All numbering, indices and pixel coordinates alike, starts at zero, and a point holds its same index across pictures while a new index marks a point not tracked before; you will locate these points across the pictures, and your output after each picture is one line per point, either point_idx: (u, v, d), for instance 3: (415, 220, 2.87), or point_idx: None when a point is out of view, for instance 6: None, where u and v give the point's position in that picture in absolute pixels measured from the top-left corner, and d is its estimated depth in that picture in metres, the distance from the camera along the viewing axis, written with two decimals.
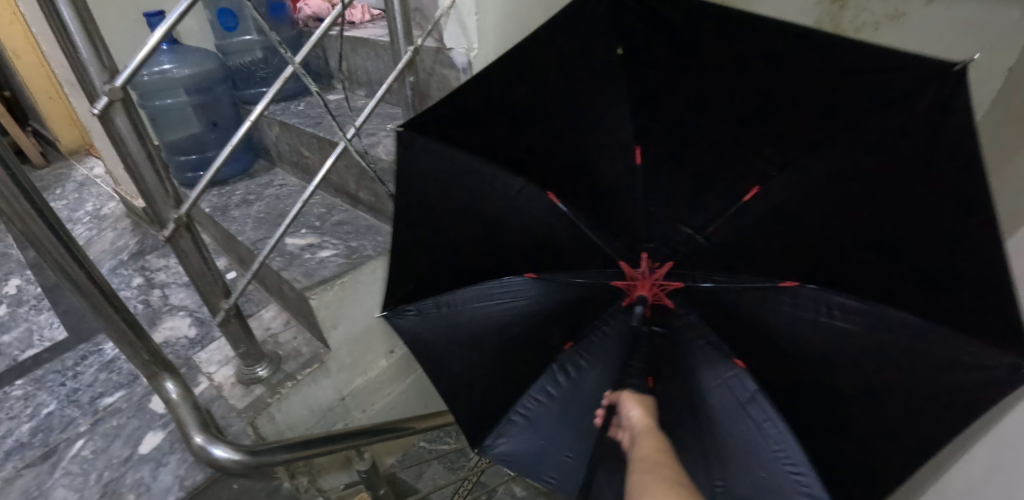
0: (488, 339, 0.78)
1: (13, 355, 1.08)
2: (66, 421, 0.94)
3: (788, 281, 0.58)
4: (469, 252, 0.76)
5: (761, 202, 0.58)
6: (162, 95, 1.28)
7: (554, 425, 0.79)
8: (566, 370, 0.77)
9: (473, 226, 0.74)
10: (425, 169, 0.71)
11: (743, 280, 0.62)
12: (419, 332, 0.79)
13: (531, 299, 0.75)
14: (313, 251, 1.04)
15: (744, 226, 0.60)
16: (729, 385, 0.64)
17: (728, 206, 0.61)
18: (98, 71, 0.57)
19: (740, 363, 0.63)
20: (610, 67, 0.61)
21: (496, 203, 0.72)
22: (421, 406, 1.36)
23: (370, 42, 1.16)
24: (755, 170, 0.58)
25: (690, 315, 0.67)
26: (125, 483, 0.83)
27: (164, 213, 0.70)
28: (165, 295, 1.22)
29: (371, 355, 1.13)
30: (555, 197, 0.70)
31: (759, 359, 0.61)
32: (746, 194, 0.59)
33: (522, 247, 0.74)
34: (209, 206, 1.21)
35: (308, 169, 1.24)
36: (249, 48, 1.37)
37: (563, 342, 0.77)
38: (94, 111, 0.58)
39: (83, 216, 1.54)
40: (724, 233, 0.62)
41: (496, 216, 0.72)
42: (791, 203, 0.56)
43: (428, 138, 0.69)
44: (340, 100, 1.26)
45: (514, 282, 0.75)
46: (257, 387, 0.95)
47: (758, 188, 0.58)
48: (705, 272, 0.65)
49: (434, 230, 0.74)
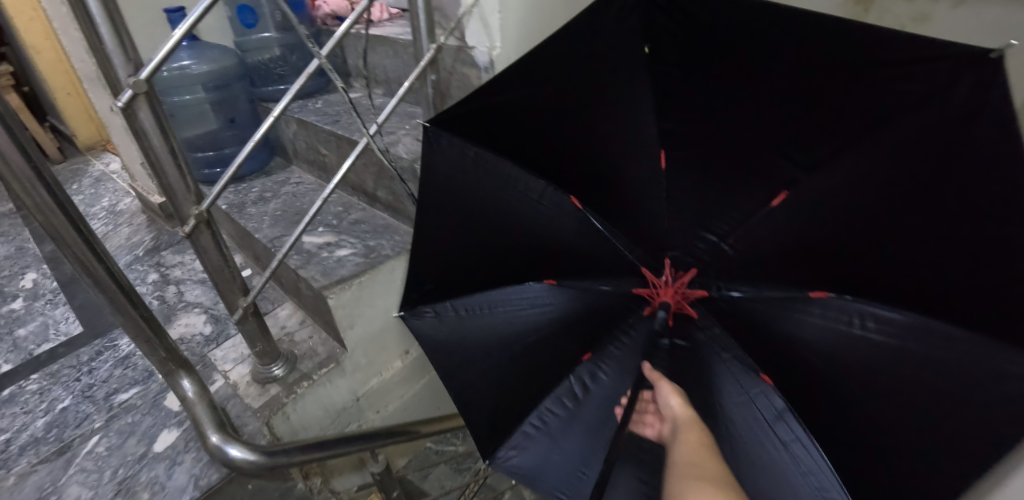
0: (504, 344, 0.75)
1: (29, 349, 1.08)
2: (81, 417, 0.93)
3: (817, 291, 0.54)
4: (493, 254, 0.74)
5: (790, 208, 0.53)
6: (179, 92, 1.28)
7: (570, 438, 0.72)
8: (583, 381, 0.71)
9: (497, 226, 0.72)
10: (451, 168, 0.71)
11: (770, 290, 0.57)
12: (435, 334, 0.78)
13: (546, 304, 0.73)
14: (331, 250, 1.04)
15: (769, 231, 0.55)
16: (755, 402, 0.58)
17: (753, 211, 0.56)
18: (123, 64, 0.56)
19: (768, 380, 0.57)
20: (635, 64, 0.59)
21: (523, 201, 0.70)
22: (434, 408, 1.35)
23: (390, 40, 1.14)
24: (780, 171, 0.53)
25: (712, 327, 0.62)
26: (140, 481, 0.82)
27: (184, 209, 0.69)
28: (179, 291, 1.22)
29: (387, 354, 1.11)
30: (578, 202, 0.68)
31: (785, 374, 0.56)
32: (774, 198, 0.54)
33: (543, 253, 0.72)
34: (226, 203, 1.21)
35: (325, 167, 1.23)
36: (268, 45, 1.36)
37: (580, 352, 0.71)
38: (118, 105, 0.58)
39: (100, 211, 1.55)
40: (748, 239, 0.58)
41: (519, 214, 0.71)
42: (823, 206, 0.51)
43: (454, 134, 0.69)
44: (359, 98, 1.25)
45: (529, 287, 0.74)
46: (273, 387, 0.94)
47: (787, 194, 0.53)
48: (730, 281, 0.61)
49: (458, 228, 0.74)
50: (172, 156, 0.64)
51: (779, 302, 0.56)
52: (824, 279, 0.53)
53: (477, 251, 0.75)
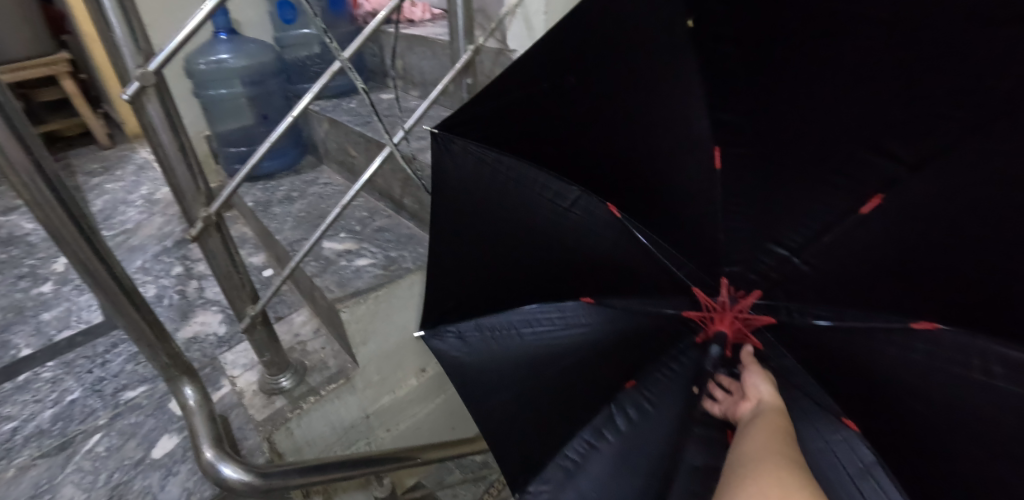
0: (532, 368, 0.65)
1: (49, 334, 1.08)
2: (87, 412, 0.91)
3: (922, 322, 0.46)
4: (520, 274, 0.67)
5: (888, 216, 0.44)
6: (217, 85, 1.27)
7: (609, 480, 0.59)
8: (626, 412, 0.61)
9: (524, 242, 0.64)
10: (466, 179, 0.62)
11: (857, 316, 0.50)
12: (458, 356, 0.69)
13: (582, 326, 0.65)
14: (350, 258, 0.98)
15: (857, 247, 0.48)
16: (830, 447, 0.48)
17: (840, 220, 0.48)
18: (132, 53, 0.51)
19: (852, 425, 0.48)
20: (677, 43, 0.49)
21: (559, 222, 0.63)
22: (449, 428, 1.28)
23: (428, 41, 1.09)
24: (880, 171, 0.44)
25: (784, 360, 0.53)
26: (133, 489, 0.78)
27: (192, 210, 0.64)
28: (200, 287, 1.20)
29: (401, 373, 1.05)
30: (616, 210, 0.61)
31: (877, 421, 0.47)
32: (866, 204, 0.46)
33: (576, 271, 0.65)
34: (252, 200, 1.18)
35: (354, 169, 1.19)
36: (306, 42, 1.35)
37: (624, 379, 0.61)
38: (124, 97, 0.53)
39: (137, 199, 1.56)
40: (828, 256, 0.50)
41: (553, 231, 0.63)
42: (934, 221, 0.41)
43: (467, 138, 0.61)
44: (392, 100, 1.21)
45: (565, 305, 0.66)
46: (279, 398, 0.89)
47: (883, 199, 0.45)
48: (804, 305, 0.53)
49: (477, 238, 0.65)
50: (182, 153, 0.59)
51: (871, 331, 0.49)
52: (928, 306, 0.45)
53: (510, 267, 0.67)
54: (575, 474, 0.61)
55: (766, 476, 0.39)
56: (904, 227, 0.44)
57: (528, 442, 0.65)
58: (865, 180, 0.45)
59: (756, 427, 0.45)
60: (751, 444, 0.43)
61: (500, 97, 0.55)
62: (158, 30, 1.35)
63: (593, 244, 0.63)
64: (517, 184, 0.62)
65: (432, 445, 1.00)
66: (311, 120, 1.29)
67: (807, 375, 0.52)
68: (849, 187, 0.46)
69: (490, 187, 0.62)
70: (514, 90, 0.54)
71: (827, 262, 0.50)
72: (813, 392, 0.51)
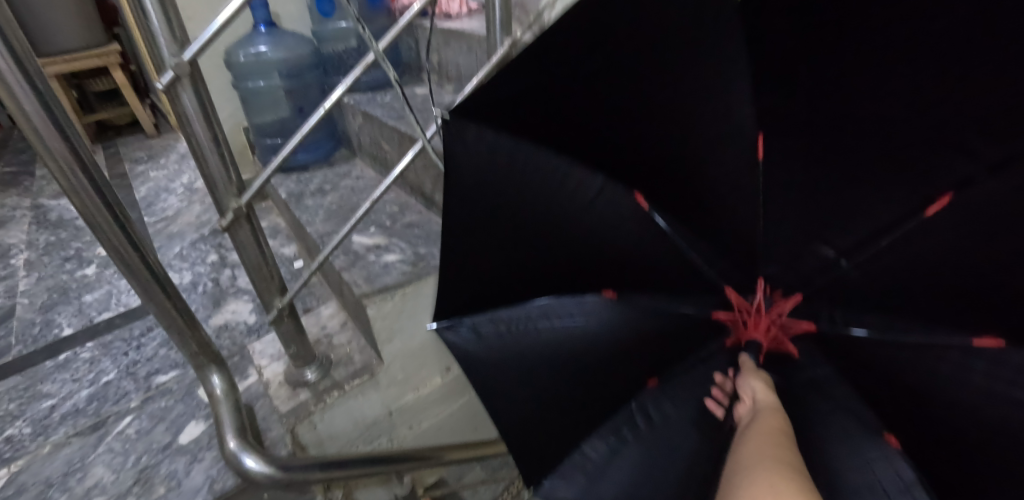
0: (548, 364, 0.62)
1: (90, 315, 1.11)
2: (120, 394, 0.93)
3: (987, 339, 0.41)
4: (541, 268, 0.62)
5: (955, 219, 0.40)
6: (254, 77, 1.30)
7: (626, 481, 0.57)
8: (646, 412, 0.59)
9: (545, 235, 0.59)
10: (480, 165, 0.55)
11: (910, 326, 0.46)
12: (471, 350, 0.65)
13: (603, 322, 0.61)
14: (378, 253, 0.97)
15: (918, 253, 0.44)
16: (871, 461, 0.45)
17: (900, 222, 0.44)
18: (167, 41, 0.51)
19: (894, 441, 0.44)
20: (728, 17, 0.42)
21: (585, 219, 0.58)
22: (472, 429, 1.26)
23: (464, 35, 1.07)
24: (953, 169, 0.39)
25: (820, 367, 0.51)
26: (159, 473, 0.79)
27: (223, 200, 0.64)
28: (233, 275, 1.21)
29: (426, 371, 1.03)
30: (642, 201, 0.57)
31: (921, 438, 0.43)
32: (932, 205, 0.42)
33: (596, 265, 0.61)
34: (286, 192, 1.19)
35: (386, 163, 1.18)
36: (343, 36, 1.35)
37: (645, 378, 0.60)
38: (159, 87, 0.53)
39: (178, 187, 1.60)
40: (883, 260, 0.46)
41: (575, 222, 0.58)
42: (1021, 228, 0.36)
43: (483, 125, 0.54)
44: (426, 95, 1.19)
45: (583, 299, 0.62)
46: (303, 391, 0.89)
47: (951, 200, 0.40)
48: (848, 311, 0.50)
49: (494, 237, 0.60)
50: (215, 143, 0.59)
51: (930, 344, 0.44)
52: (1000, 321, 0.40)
53: (531, 258, 0.61)
54: (592, 472, 0.60)
55: (759, 481, 0.36)
56: (974, 234, 0.39)
57: (543, 439, 0.63)
58: (931, 181, 0.41)
59: (753, 432, 0.42)
60: (752, 449, 0.40)
61: (522, 78, 0.48)
62: (201, 23, 1.38)
63: (625, 241, 0.59)
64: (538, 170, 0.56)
65: (454, 446, 0.98)
66: (346, 114, 1.29)
67: (846, 386, 0.49)
68: (911, 187, 0.42)
69: (512, 178, 0.56)
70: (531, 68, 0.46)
71: (877, 266, 0.47)
72: (851, 403, 0.48)
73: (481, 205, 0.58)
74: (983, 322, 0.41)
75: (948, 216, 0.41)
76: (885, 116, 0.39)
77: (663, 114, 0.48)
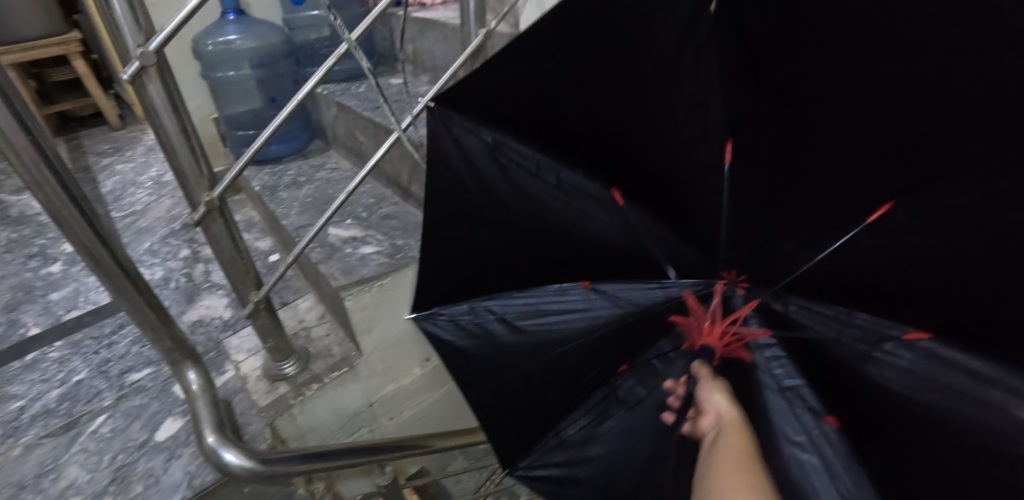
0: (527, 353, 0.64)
1: (58, 314, 1.08)
2: (92, 393, 0.91)
3: (916, 332, 0.42)
4: (517, 260, 0.63)
5: (898, 227, 0.41)
6: (224, 67, 1.25)
7: (603, 457, 0.62)
8: (621, 396, 0.61)
9: (519, 227, 0.60)
10: (455, 155, 0.58)
11: (858, 318, 0.45)
12: (453, 342, 0.68)
13: (578, 311, 0.62)
14: (355, 245, 0.97)
15: (864, 255, 0.44)
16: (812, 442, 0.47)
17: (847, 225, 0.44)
18: (131, 31, 0.49)
19: (833, 423, 0.46)
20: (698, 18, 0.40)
21: (558, 213, 0.58)
22: (454, 418, 1.27)
23: (439, 25, 1.06)
24: (897, 180, 0.40)
25: (772, 359, 0.51)
26: (136, 471, 0.78)
27: (195, 194, 0.63)
28: (207, 270, 1.19)
29: (406, 361, 1.04)
30: (619, 196, 0.56)
31: (858, 421, 0.45)
32: (876, 211, 0.42)
33: (570, 256, 0.61)
34: (259, 185, 1.17)
35: (362, 155, 1.17)
36: (316, 24, 1.34)
37: (619, 363, 0.61)
38: (124, 78, 0.51)
39: (146, 181, 1.56)
40: (840, 256, 0.45)
41: (548, 212, 0.59)
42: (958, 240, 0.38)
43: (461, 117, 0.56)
44: (401, 85, 1.18)
45: (559, 288, 0.63)
46: (282, 385, 0.88)
47: (892, 207, 0.41)
48: (801, 298, 0.48)
49: (470, 223, 0.61)
50: (184, 135, 0.58)
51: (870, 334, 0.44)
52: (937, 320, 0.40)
53: (509, 248, 0.63)
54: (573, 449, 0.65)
55: None
56: (914, 242, 0.40)
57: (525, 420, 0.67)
58: (880, 184, 0.41)
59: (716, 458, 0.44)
60: (717, 473, 0.46)
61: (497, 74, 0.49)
62: (166, 10, 1.33)
63: (603, 234, 0.58)
64: (514, 162, 0.57)
65: (435, 435, 0.99)
66: (320, 104, 1.27)
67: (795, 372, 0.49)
68: (858, 193, 0.42)
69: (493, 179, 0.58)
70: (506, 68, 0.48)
71: (832, 259, 0.45)
72: (796, 388, 0.49)
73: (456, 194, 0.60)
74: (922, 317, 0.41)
75: (893, 222, 0.41)
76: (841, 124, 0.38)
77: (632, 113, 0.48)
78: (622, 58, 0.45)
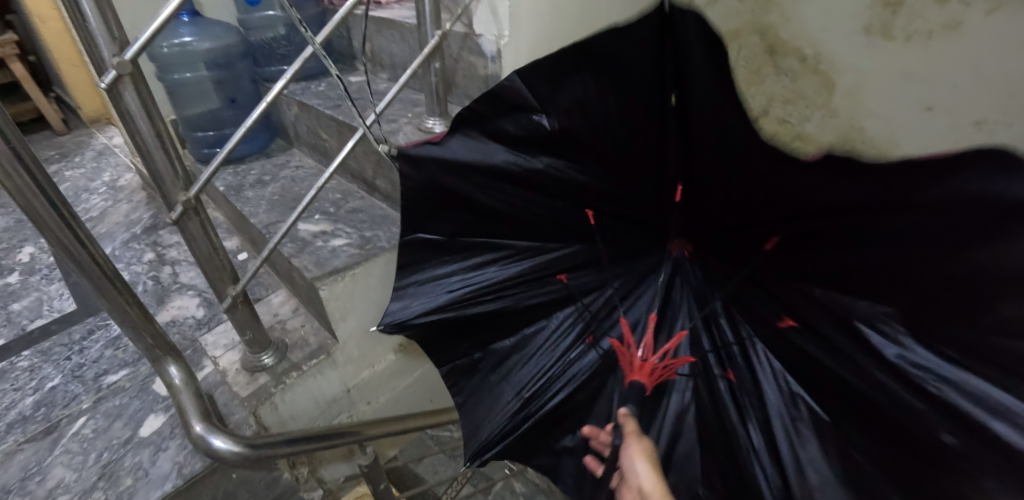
0: (513, 331, 0.74)
1: (21, 324, 1.07)
2: (69, 397, 0.92)
3: (786, 321, 0.57)
4: (497, 257, 0.72)
5: (784, 253, 0.57)
6: (181, 69, 1.27)
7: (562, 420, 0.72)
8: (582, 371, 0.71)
9: (506, 229, 0.70)
10: (443, 177, 0.64)
11: (755, 313, 0.62)
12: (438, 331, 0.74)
13: (555, 299, 0.73)
14: (325, 239, 1.01)
15: (756, 269, 0.60)
16: (732, 399, 0.62)
17: (753, 251, 0.60)
18: (107, 43, 0.53)
19: (729, 377, 0.63)
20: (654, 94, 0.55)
21: (531, 219, 0.68)
22: (428, 401, 1.34)
23: (396, 24, 1.11)
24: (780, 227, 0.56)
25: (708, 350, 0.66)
26: (124, 466, 0.81)
27: (172, 194, 0.66)
28: (174, 273, 1.20)
29: (379, 347, 1.10)
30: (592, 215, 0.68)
31: (736, 381, 0.62)
32: (768, 243, 0.58)
33: (548, 256, 0.71)
34: (223, 185, 1.19)
35: (326, 152, 1.20)
36: (271, 24, 1.36)
37: (585, 335, 0.72)
38: (102, 87, 0.55)
39: (100, 186, 1.53)
40: (747, 268, 0.62)
41: (525, 228, 0.69)
42: (820, 261, 0.53)
43: (452, 140, 0.62)
44: (361, 83, 1.22)
45: (541, 284, 0.72)
46: (262, 375, 0.92)
47: (778, 240, 0.57)
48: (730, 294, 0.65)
49: (462, 224, 0.70)
50: (161, 141, 0.61)
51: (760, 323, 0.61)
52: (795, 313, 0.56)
53: (492, 248, 0.71)
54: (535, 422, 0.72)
55: None
56: (790, 262, 0.56)
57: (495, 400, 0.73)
58: (770, 229, 0.57)
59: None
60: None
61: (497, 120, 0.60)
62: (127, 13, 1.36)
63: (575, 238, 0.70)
64: (491, 191, 0.65)
65: (412, 415, 1.06)
66: (280, 104, 1.29)
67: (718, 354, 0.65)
68: (760, 229, 0.58)
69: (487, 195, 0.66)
70: (507, 110, 0.59)
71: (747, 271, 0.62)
72: (712, 361, 0.65)
73: (444, 204, 0.68)
74: (787, 310, 0.57)
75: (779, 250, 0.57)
76: (736, 179, 0.55)
77: (598, 153, 0.61)
78: (596, 120, 0.57)
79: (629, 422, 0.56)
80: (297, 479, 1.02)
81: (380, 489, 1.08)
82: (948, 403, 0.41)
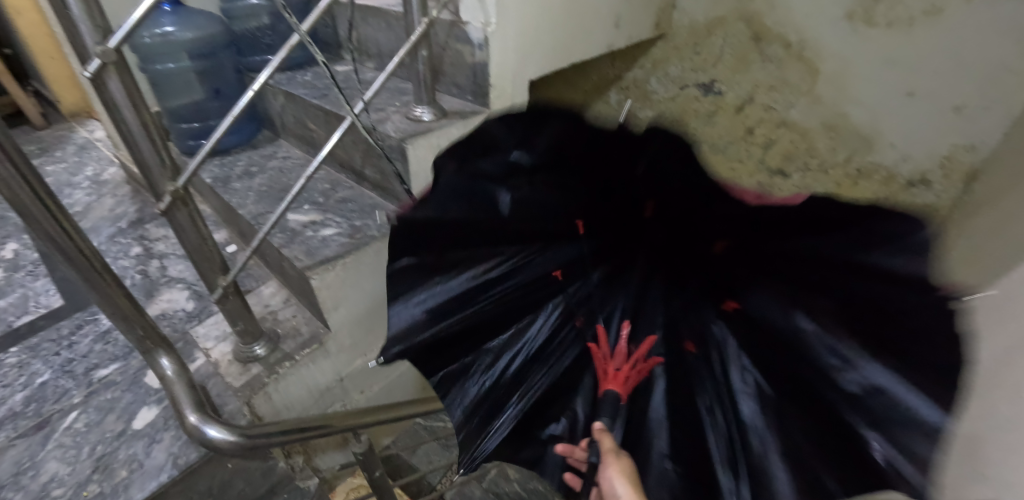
0: (505, 326, 0.75)
1: (7, 321, 1.06)
2: (60, 392, 0.92)
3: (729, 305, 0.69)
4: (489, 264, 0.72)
5: (739, 252, 0.66)
6: (162, 59, 1.24)
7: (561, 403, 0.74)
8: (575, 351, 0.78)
9: (500, 240, 0.72)
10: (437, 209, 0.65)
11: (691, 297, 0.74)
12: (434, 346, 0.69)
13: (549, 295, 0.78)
14: (316, 229, 1.01)
15: (737, 269, 0.67)
16: (697, 369, 0.68)
17: (723, 252, 0.69)
18: (89, 30, 0.52)
19: (690, 349, 0.70)
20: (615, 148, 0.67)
21: (516, 234, 0.73)
22: (420, 389, 1.35)
23: (382, 12, 1.10)
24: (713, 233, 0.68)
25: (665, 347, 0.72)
26: (118, 458, 0.81)
27: (160, 185, 0.66)
28: (162, 266, 1.19)
29: (372, 336, 1.10)
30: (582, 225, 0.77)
31: (686, 363, 0.69)
32: (718, 246, 0.69)
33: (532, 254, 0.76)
34: (210, 177, 1.18)
35: (314, 143, 1.19)
36: (255, 13, 1.35)
37: (575, 319, 0.79)
38: (86, 75, 0.55)
39: (83, 181, 1.50)
40: (723, 261, 0.69)
41: (506, 239, 0.73)
42: (743, 263, 0.66)
43: (449, 173, 0.64)
44: (348, 72, 1.21)
45: (537, 277, 0.76)
46: (255, 366, 0.93)
47: (725, 244, 0.68)
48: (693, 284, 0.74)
49: (449, 243, 0.68)
50: (147, 131, 0.61)
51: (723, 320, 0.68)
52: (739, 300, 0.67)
53: (482, 260, 0.71)
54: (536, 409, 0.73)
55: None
56: (716, 258, 0.70)
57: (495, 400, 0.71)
58: (714, 233, 0.68)
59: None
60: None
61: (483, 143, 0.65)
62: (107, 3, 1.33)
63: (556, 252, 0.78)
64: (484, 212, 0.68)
65: (406, 403, 1.07)
66: (266, 94, 1.28)
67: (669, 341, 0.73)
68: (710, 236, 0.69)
69: (479, 211, 0.68)
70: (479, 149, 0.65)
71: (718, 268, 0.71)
72: (670, 356, 0.71)
73: (431, 232, 0.66)
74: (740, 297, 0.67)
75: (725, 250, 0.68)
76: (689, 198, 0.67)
77: (567, 181, 0.71)
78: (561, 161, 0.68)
79: (603, 441, 0.61)
80: (292, 467, 1.02)
81: (375, 477, 1.09)
82: (871, 405, 0.49)
